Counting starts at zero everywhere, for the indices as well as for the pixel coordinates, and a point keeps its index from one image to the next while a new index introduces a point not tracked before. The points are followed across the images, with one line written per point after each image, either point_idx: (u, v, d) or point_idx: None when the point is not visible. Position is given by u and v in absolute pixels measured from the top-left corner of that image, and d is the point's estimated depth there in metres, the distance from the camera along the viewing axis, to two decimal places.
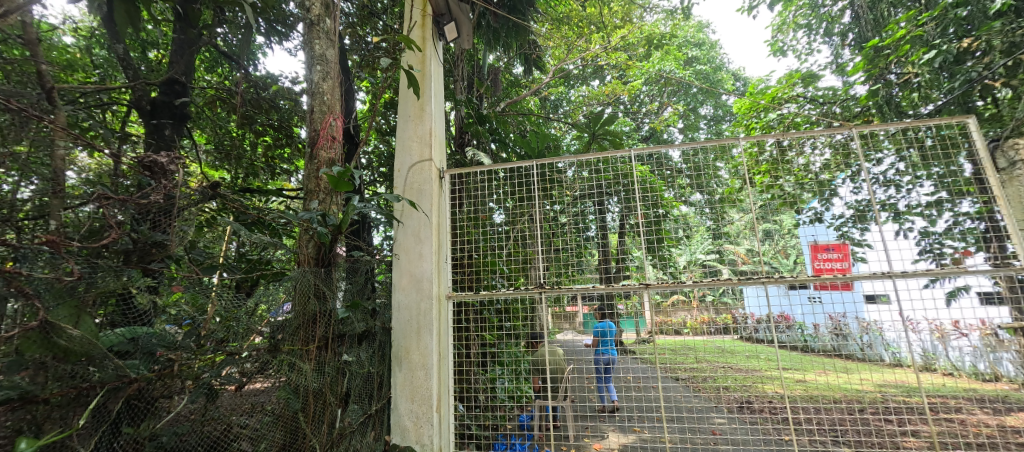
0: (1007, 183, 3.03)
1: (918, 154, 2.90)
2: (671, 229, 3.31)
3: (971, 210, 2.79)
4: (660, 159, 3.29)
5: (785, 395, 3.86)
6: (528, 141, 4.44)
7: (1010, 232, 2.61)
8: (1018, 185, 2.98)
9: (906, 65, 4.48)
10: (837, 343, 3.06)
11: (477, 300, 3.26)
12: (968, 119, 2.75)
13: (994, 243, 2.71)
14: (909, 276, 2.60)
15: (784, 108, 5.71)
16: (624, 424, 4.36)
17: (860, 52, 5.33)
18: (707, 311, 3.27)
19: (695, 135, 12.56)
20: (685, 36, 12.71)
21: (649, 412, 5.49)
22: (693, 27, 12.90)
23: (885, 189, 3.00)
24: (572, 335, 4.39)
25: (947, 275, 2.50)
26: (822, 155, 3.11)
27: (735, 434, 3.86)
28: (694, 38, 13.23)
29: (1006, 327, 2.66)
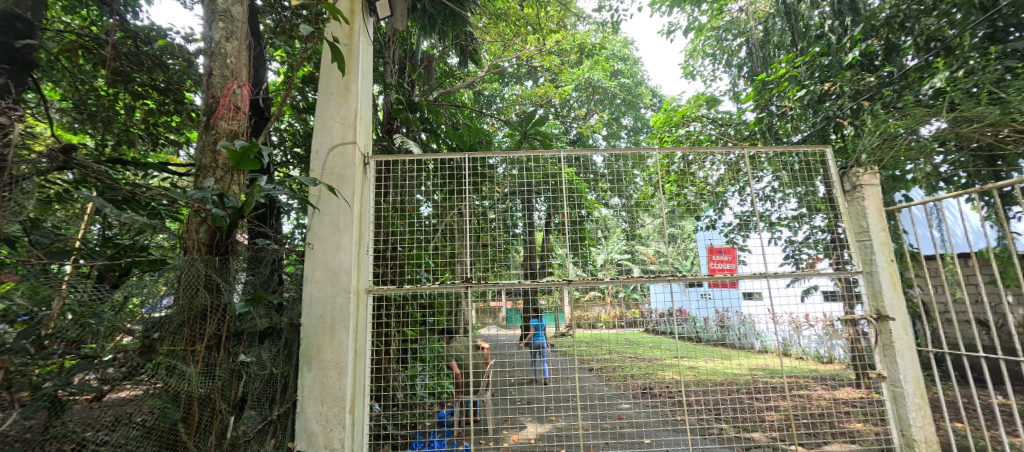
0: (850, 201, 3.28)
1: (788, 175, 3.39)
2: (591, 230, 3.52)
3: (822, 224, 3.34)
4: (585, 163, 3.53)
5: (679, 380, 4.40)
6: (460, 134, 4.09)
7: (849, 243, 3.27)
8: (859, 204, 3.24)
9: (785, 101, 5.28)
10: (721, 334, 3.50)
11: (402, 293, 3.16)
12: (826, 149, 3.34)
13: (838, 250, 3.38)
14: (779, 277, 3.11)
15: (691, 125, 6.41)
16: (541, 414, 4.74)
17: (752, 83, 6.21)
18: (619, 306, 3.61)
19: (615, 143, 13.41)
20: (612, 50, 13.54)
21: (563, 402, 5.88)
22: (620, 42, 13.77)
23: (764, 202, 3.43)
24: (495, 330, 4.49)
25: (804, 276, 3.07)
26: (717, 170, 3.55)
27: (638, 417, 4.44)
28: (620, 53, 14.17)
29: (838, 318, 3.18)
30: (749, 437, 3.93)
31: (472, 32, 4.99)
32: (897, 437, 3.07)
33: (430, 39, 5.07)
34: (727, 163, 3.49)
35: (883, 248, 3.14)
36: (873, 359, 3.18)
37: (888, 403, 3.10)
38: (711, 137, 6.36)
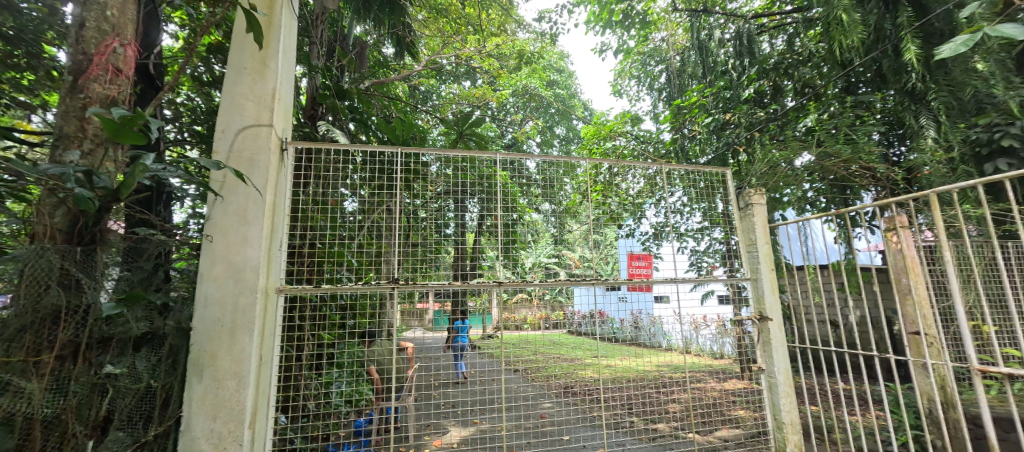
0: (742, 217, 3.78)
1: (695, 191, 3.77)
2: (521, 233, 3.62)
3: (719, 236, 3.73)
4: (518, 168, 3.61)
5: (597, 378, 4.67)
6: (393, 128, 4.05)
7: (740, 254, 3.74)
8: (749, 221, 3.74)
9: (695, 126, 5.94)
10: (635, 334, 3.76)
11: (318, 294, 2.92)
12: (726, 171, 3.80)
13: (730, 260, 3.78)
14: (683, 282, 3.43)
15: (617, 140, 6.91)
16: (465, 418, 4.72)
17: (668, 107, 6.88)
18: (544, 308, 3.76)
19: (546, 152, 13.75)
20: (548, 60, 13.93)
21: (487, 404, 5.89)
22: (555, 54, 14.24)
23: (674, 215, 3.77)
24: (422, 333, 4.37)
25: (704, 281, 3.43)
26: (638, 183, 3.83)
27: (559, 415, 4.62)
28: (555, 64, 14.64)
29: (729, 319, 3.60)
30: (655, 429, 4.29)
31: (409, 23, 4.81)
32: (770, 421, 3.55)
33: (365, 24, 4.79)
34: (647, 177, 3.82)
35: (767, 258, 3.66)
36: (756, 354, 3.67)
37: (765, 391, 3.58)
38: (634, 152, 6.92)
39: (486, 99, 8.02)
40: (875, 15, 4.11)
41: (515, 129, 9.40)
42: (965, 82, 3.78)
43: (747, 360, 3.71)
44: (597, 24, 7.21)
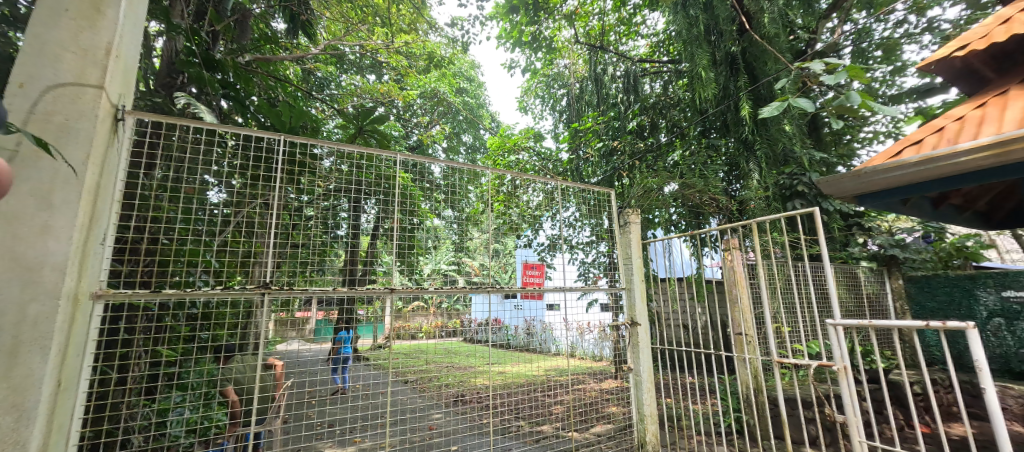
0: (622, 233, 4.19)
1: (586, 208, 4.14)
2: (421, 239, 3.55)
3: (604, 249, 4.16)
4: (422, 171, 3.52)
5: (489, 386, 4.78)
6: (278, 113, 3.65)
7: (618, 266, 4.16)
8: (627, 237, 4.17)
9: (589, 148, 6.86)
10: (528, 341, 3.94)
11: (157, 302, 2.33)
12: (611, 191, 4.23)
13: (612, 271, 4.17)
14: (570, 291, 3.69)
15: (519, 154, 7.28)
16: (345, 439, 4.40)
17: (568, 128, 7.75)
18: (440, 317, 3.68)
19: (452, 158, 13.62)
20: (460, 68, 13.96)
21: (373, 420, 5.54)
22: (467, 63, 14.31)
23: (567, 228, 4.08)
24: (301, 346, 3.92)
25: (588, 290, 3.72)
26: (536, 197, 4.03)
27: (448, 427, 4.58)
28: (466, 73, 14.73)
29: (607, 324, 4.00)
30: (539, 431, 4.54)
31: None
32: (634, 414, 3.99)
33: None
34: (545, 191, 4.05)
35: (639, 271, 4.12)
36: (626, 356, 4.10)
37: (632, 388, 4.01)
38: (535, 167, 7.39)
39: (391, 96, 7.45)
40: (723, 76, 5.48)
41: (419, 132, 9.19)
42: (778, 139, 5.05)
43: (617, 361, 4.15)
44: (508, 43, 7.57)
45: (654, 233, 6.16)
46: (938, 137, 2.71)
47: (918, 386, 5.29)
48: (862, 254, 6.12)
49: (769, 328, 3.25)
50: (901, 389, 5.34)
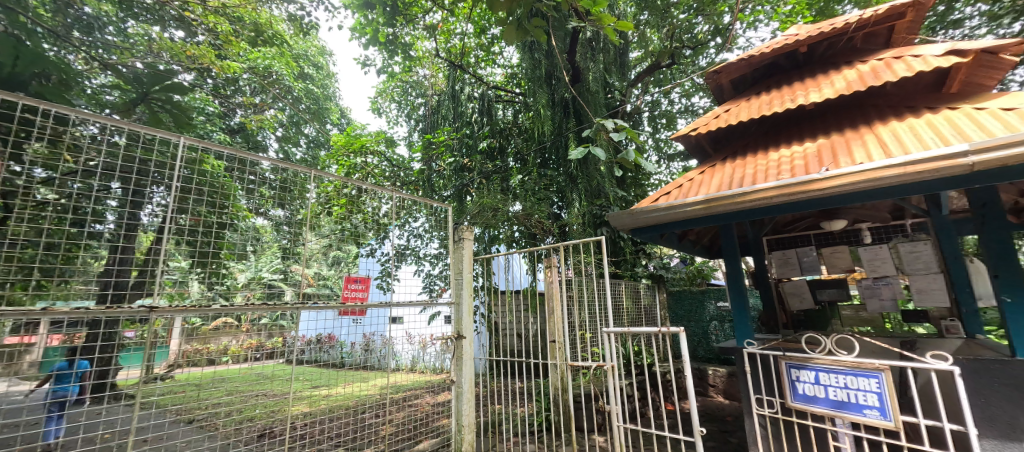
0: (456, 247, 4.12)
1: (435, 220, 4.09)
2: (232, 241, 2.99)
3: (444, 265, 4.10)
4: (248, 164, 3.01)
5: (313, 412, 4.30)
6: (18, 61, 2.64)
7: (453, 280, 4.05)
8: (461, 251, 4.10)
9: (442, 163, 7.30)
10: (366, 359, 3.59)
11: None
12: (447, 205, 4.07)
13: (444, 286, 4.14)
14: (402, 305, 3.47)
15: (366, 157, 7.31)
16: None
17: (423, 138, 7.85)
18: (257, 336, 3.06)
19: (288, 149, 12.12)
20: (303, 50, 12.65)
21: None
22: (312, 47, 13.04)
23: (414, 239, 4.01)
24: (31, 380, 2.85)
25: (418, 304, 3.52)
26: (386, 204, 3.84)
27: None
28: (310, 58, 13.40)
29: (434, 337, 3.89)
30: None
31: None
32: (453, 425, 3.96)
33: None
34: (396, 201, 3.95)
35: (468, 285, 4.05)
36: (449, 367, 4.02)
37: (453, 399, 3.95)
38: (383, 172, 7.49)
39: (207, 66, 6.15)
40: (558, 117, 6.47)
41: (244, 114, 7.96)
42: (593, 176, 6.32)
43: (439, 373, 4.02)
44: (364, 38, 7.19)
45: (498, 248, 6.63)
46: (679, 191, 4.34)
47: (671, 374, 6.86)
48: (643, 272, 7.52)
49: (566, 336, 3.83)
50: (657, 378, 6.73)
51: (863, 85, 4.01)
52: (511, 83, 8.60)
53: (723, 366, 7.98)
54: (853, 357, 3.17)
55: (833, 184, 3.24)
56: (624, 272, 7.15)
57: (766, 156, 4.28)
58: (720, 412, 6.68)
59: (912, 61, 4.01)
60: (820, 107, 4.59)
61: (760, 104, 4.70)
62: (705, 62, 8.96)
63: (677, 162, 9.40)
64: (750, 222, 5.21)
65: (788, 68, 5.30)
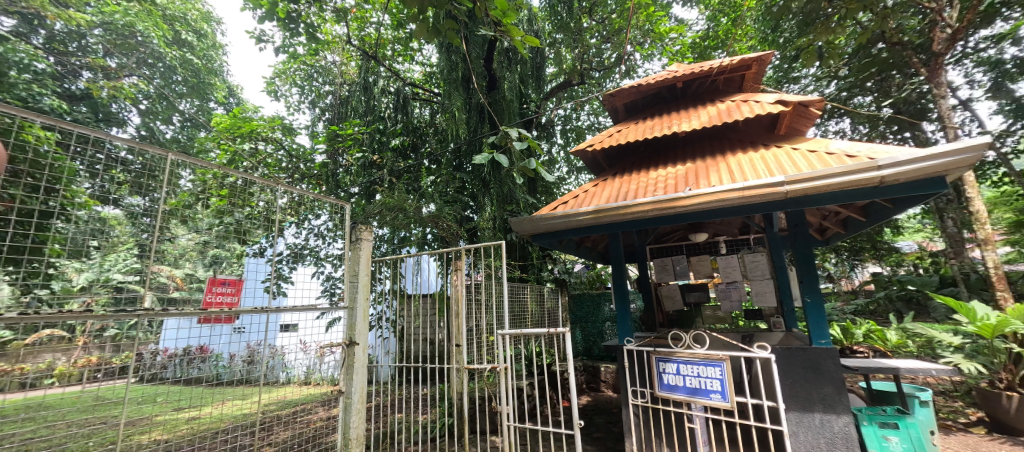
0: (352, 248, 3.87)
1: (340, 219, 3.81)
2: (59, 233, 2.57)
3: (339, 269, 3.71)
4: (95, 140, 2.50)
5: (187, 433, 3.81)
6: None
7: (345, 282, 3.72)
8: (357, 251, 3.88)
9: (348, 157, 6.89)
10: (246, 373, 3.22)
11: None
12: (348, 204, 3.79)
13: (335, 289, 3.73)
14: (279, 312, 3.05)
15: (257, 143, 6.63)
16: None
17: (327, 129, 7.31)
18: (96, 352, 2.64)
19: (155, 126, 10.52)
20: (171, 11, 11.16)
21: None
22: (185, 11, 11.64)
23: (316, 238, 3.67)
24: None
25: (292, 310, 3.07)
26: (282, 199, 3.46)
27: None
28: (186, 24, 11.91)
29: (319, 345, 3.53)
30: None
31: None
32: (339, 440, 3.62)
33: None
34: (291, 196, 3.53)
35: (364, 289, 3.81)
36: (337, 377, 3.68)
37: (340, 412, 3.63)
38: (279, 162, 6.87)
39: None
40: (473, 121, 6.48)
41: None
42: (505, 181, 6.44)
43: (329, 384, 3.61)
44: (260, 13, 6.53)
45: (408, 250, 6.48)
46: (576, 201, 4.92)
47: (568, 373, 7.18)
48: (548, 277, 7.77)
49: (464, 340, 3.81)
50: (556, 377, 6.90)
51: (720, 121, 4.80)
52: (429, 81, 8.47)
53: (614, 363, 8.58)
54: (704, 350, 3.92)
55: (691, 202, 3.98)
56: (528, 276, 7.35)
57: (647, 175, 4.97)
58: (609, 406, 7.16)
59: (756, 105, 4.83)
60: (691, 137, 5.38)
61: (644, 128, 5.39)
62: (611, 85, 9.73)
63: (584, 174, 10.00)
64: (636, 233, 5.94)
65: (669, 98, 6.04)
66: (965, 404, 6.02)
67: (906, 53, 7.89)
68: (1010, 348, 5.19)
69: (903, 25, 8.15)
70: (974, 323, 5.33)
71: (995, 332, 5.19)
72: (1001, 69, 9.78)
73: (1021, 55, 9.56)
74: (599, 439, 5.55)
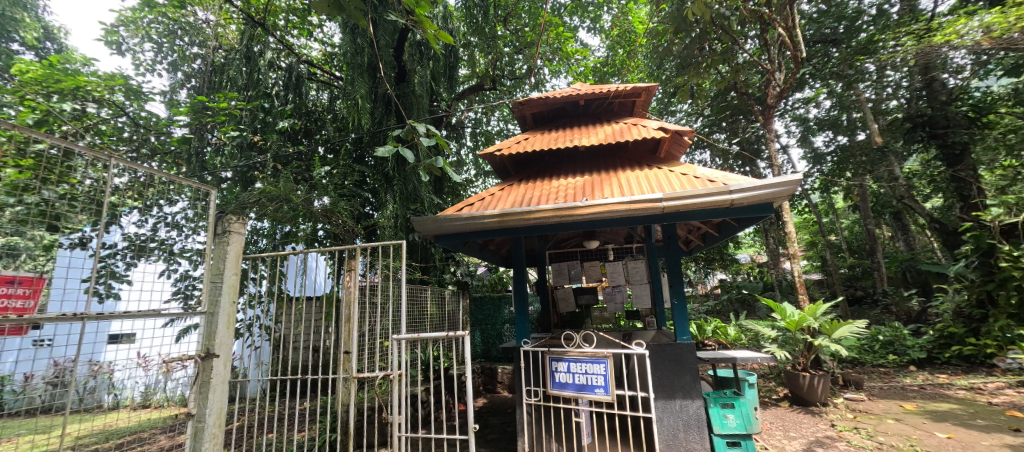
0: (216, 242, 3.36)
1: (202, 207, 3.27)
2: None
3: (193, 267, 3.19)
4: None
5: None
6: None
7: (203, 281, 3.22)
8: (222, 246, 3.36)
9: (220, 134, 6.01)
10: (51, 397, 2.62)
11: None
12: (211, 190, 3.31)
13: (187, 291, 3.19)
14: (101, 319, 2.58)
15: (85, 104, 5.45)
16: None
17: (191, 99, 6.32)
18: None
19: None
20: None
21: None
22: None
23: (168, 229, 3.11)
24: None
25: (118, 317, 2.61)
26: (121, 177, 2.87)
27: None
28: None
29: (160, 359, 3.00)
30: None
31: None
32: None
33: None
34: (134, 175, 2.95)
35: (230, 290, 3.33)
36: (188, 397, 3.16)
37: (187, 440, 3.09)
38: (117, 129, 5.77)
39: None
40: (378, 111, 6.19)
41: None
42: (409, 179, 6.16)
43: (178, 406, 3.17)
44: None
45: (293, 246, 6.06)
46: (479, 203, 4.88)
47: (463, 376, 7.07)
48: (450, 279, 7.57)
49: (352, 345, 3.45)
50: (452, 381, 6.79)
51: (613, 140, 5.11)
52: (330, 62, 7.96)
53: (507, 363, 8.68)
54: (592, 348, 4.10)
55: (586, 211, 4.16)
56: (427, 276, 7.10)
57: (549, 183, 5.10)
58: (502, 406, 7.22)
59: (643, 129, 5.23)
60: (592, 150, 5.63)
61: (550, 138, 5.56)
62: (520, 95, 9.94)
63: (491, 178, 10.09)
64: (537, 238, 6.13)
65: (572, 113, 6.29)
66: (776, 384, 7.28)
67: (750, 103, 9.00)
68: (806, 338, 6.28)
69: (749, 80, 9.69)
70: (784, 319, 6.44)
71: (798, 327, 6.29)
72: (806, 125, 12.56)
73: (820, 116, 12.22)
74: (492, 441, 5.53)
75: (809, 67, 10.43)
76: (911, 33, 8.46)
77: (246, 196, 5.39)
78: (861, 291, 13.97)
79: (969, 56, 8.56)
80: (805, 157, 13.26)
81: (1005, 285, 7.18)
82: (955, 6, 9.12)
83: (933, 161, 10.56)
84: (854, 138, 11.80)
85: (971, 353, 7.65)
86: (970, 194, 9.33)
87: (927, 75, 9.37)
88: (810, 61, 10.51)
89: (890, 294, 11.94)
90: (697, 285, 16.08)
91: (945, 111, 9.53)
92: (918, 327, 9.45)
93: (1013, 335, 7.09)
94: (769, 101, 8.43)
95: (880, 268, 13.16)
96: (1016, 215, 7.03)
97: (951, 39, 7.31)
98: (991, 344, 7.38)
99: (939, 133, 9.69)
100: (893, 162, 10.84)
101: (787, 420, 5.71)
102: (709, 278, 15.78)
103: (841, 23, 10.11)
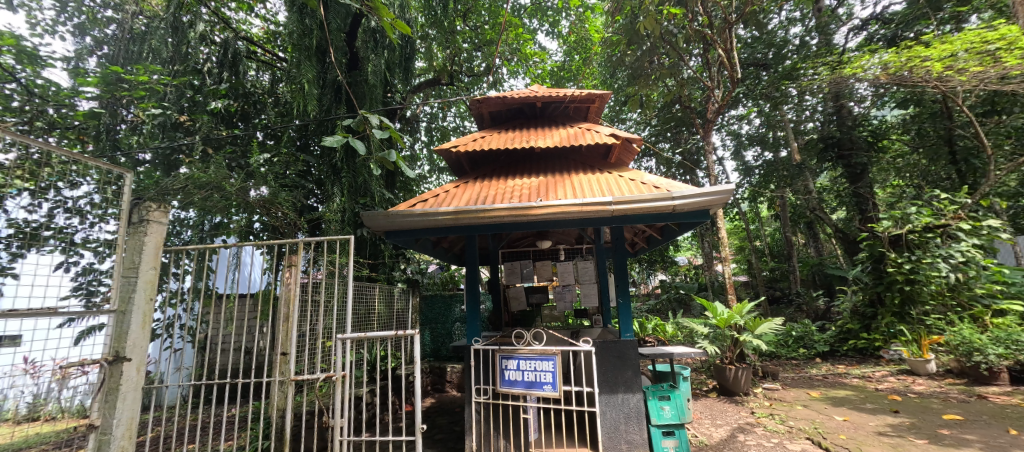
0: (130, 233, 3.03)
1: (113, 192, 2.94)
2: None
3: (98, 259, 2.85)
4: None
5: None
6: None
7: (110, 275, 2.89)
8: (138, 237, 3.04)
9: (139, 111, 5.46)
10: None
11: None
12: (126, 173, 3.00)
13: (91, 286, 2.85)
14: None
15: None
16: None
17: (102, 69, 5.67)
18: None
19: None
20: None
21: None
22: None
23: (69, 216, 2.77)
24: None
25: None
26: (8, 154, 2.52)
27: None
28: None
29: (54, 364, 2.67)
30: None
31: None
32: None
33: None
34: (24, 151, 2.60)
35: (146, 286, 3.05)
36: (89, 406, 2.84)
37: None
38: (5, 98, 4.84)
39: None
40: (328, 99, 5.94)
41: None
42: (360, 171, 5.89)
43: (75, 418, 2.82)
44: None
45: (224, 238, 5.72)
46: (434, 200, 4.76)
47: (410, 374, 6.91)
48: (399, 276, 7.34)
49: (292, 343, 3.22)
50: (400, 381, 6.59)
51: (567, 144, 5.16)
52: (273, 41, 7.51)
53: (453, 361, 8.60)
54: (541, 346, 4.11)
55: (541, 213, 4.16)
56: (374, 272, 6.87)
57: (504, 183, 5.07)
58: (449, 404, 7.13)
59: (596, 134, 5.31)
60: (546, 152, 5.65)
61: (506, 138, 5.53)
62: (477, 93, 9.85)
63: (445, 174, 9.95)
64: (491, 237, 6.09)
65: (528, 115, 6.32)
66: (707, 377, 7.71)
67: (692, 116, 9.31)
68: (733, 334, 6.63)
69: (692, 94, 10.23)
70: (716, 317, 6.73)
71: (726, 324, 6.63)
72: (739, 139, 13.41)
73: (751, 132, 13.12)
74: (440, 441, 5.42)
75: (743, 87, 11.28)
76: (826, 63, 9.19)
77: (168, 182, 4.82)
78: (780, 292, 15.18)
79: (870, 88, 9.50)
80: (737, 169, 14.11)
81: (890, 286, 7.91)
82: (863, 43, 10.13)
83: (838, 178, 11.75)
84: (778, 154, 12.75)
85: (864, 345, 8.45)
86: (867, 208, 10.49)
87: (836, 102, 10.40)
88: (743, 82, 11.35)
89: (803, 295, 13.08)
90: (639, 285, 16.63)
91: (851, 135, 10.54)
92: (823, 323, 10.41)
93: (895, 330, 7.79)
94: (709, 116, 8.72)
95: (794, 271, 14.20)
96: (901, 228, 7.70)
97: (857, 72, 8.06)
98: (878, 337, 8.13)
99: (846, 154, 10.69)
100: (809, 177, 11.83)
101: (714, 410, 6.03)
102: (650, 279, 16.39)
103: (770, 49, 10.86)
